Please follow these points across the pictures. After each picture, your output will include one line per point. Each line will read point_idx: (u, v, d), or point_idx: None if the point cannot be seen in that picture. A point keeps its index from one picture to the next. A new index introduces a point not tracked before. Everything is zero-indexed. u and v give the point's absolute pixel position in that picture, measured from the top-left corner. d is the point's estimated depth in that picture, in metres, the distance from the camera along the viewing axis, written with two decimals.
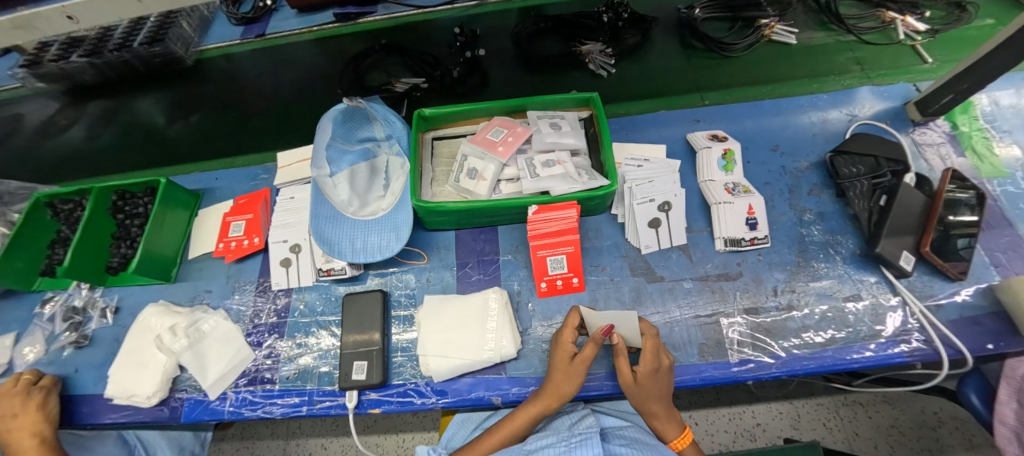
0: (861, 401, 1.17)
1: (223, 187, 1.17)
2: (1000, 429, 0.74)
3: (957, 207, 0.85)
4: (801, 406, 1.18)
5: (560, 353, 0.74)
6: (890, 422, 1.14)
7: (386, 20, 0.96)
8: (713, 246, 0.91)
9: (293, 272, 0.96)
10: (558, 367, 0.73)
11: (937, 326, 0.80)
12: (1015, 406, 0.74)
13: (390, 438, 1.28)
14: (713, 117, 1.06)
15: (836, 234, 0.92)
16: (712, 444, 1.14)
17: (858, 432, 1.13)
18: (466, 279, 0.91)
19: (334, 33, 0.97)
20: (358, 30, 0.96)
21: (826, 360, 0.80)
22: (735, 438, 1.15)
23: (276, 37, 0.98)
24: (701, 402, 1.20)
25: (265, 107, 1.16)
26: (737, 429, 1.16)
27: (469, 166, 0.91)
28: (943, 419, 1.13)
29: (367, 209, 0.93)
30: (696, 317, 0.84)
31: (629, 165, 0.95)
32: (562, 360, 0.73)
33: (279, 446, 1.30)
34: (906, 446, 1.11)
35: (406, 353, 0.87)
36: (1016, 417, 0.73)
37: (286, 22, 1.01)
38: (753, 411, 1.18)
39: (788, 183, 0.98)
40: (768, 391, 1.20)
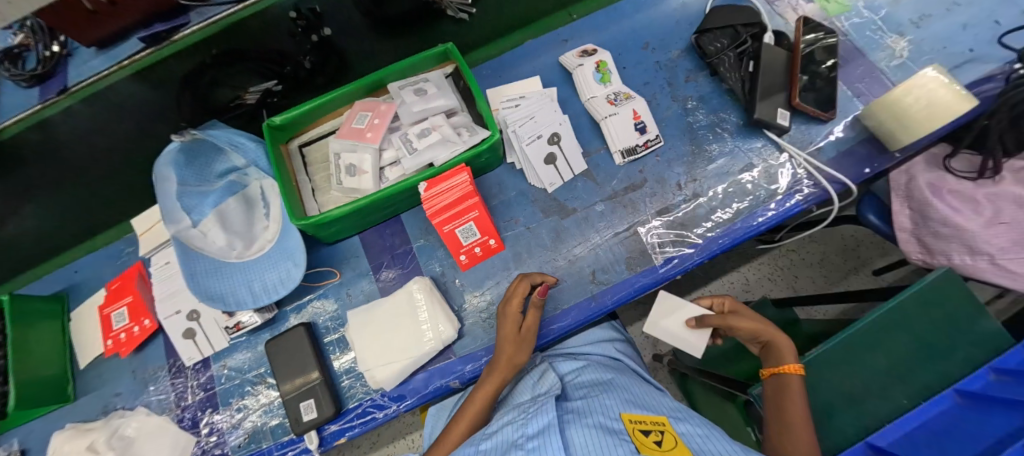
0: (792, 248, 1.27)
1: (88, 278, 1.02)
2: (903, 236, 0.85)
3: (814, 53, 0.91)
4: (747, 269, 1.27)
5: (507, 324, 0.73)
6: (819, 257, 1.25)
7: (208, 26, 0.78)
8: (612, 162, 0.91)
9: (201, 339, 0.87)
10: (507, 338, 0.72)
11: (822, 168, 0.86)
12: (909, 213, 0.85)
13: (397, 444, 1.21)
14: (580, 32, 1.03)
15: (719, 112, 0.94)
16: None
17: (796, 276, 1.25)
18: (387, 280, 0.86)
19: (151, 60, 0.78)
20: (177, 49, 0.79)
21: (738, 232, 0.84)
22: None
23: (87, 85, 0.78)
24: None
25: (99, 173, 0.99)
26: None
27: (345, 163, 0.84)
28: (861, 239, 1.26)
29: (253, 247, 0.84)
30: (616, 235, 0.85)
31: (507, 108, 0.91)
32: (512, 330, 0.72)
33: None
34: (837, 272, 1.25)
35: (352, 375, 0.82)
36: (910, 221, 0.84)
37: (87, 66, 0.84)
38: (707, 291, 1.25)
39: (665, 77, 0.98)
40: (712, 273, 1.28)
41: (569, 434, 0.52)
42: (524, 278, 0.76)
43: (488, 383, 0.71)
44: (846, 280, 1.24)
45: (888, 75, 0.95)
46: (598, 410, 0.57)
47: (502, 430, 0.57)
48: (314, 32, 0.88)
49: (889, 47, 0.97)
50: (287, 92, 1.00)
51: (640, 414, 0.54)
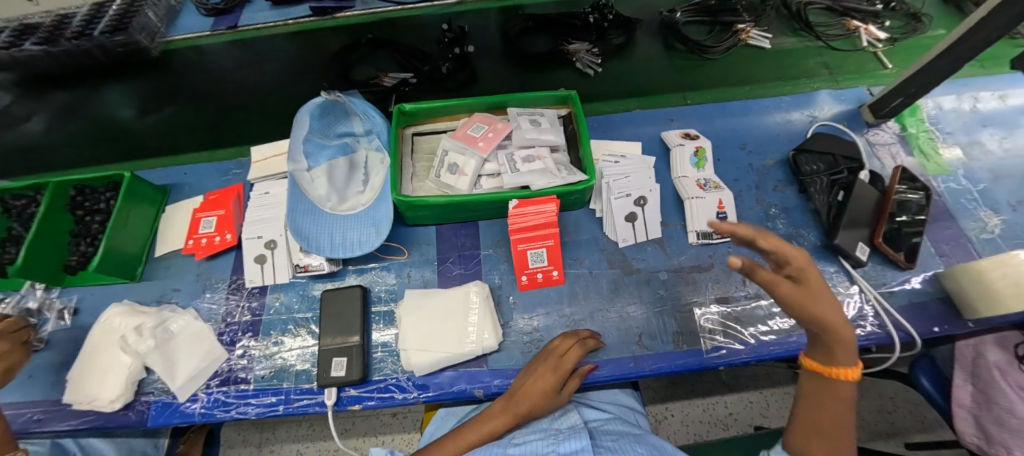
0: None
1: (193, 183, 1.14)
2: (959, 411, 0.81)
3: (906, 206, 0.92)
4: (769, 395, 1.23)
5: (542, 378, 0.73)
6: None
7: (363, 16, 0.95)
8: (685, 239, 0.94)
9: (269, 267, 0.94)
10: (543, 378, 0.73)
11: (890, 312, 0.86)
12: (971, 389, 0.81)
13: (368, 441, 1.28)
14: (687, 116, 1.10)
15: (799, 227, 0.97)
16: (685, 435, 1.18)
17: None
18: (448, 274, 0.91)
19: (311, 27, 0.96)
20: (336, 24, 0.95)
21: (792, 345, 0.84)
22: (709, 428, 1.19)
23: (252, 30, 0.97)
24: (676, 395, 1.24)
25: (237, 100, 1.12)
26: (711, 419, 1.21)
27: (450, 161, 0.92)
28: (897, 403, 1.21)
29: (346, 204, 0.92)
30: (670, 306, 0.87)
31: (607, 162, 0.98)
32: (547, 385, 0.72)
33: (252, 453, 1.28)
34: (862, 429, 1.18)
35: (387, 349, 0.86)
36: (971, 398, 0.80)
37: (258, 14, 1.01)
38: (724, 402, 1.23)
39: (756, 180, 1.02)
40: (738, 383, 1.25)
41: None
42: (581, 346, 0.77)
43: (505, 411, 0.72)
44: (875, 442, 1.16)
45: (975, 246, 0.95)
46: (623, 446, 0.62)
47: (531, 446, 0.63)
48: (458, 44, 1.01)
49: (981, 220, 0.98)
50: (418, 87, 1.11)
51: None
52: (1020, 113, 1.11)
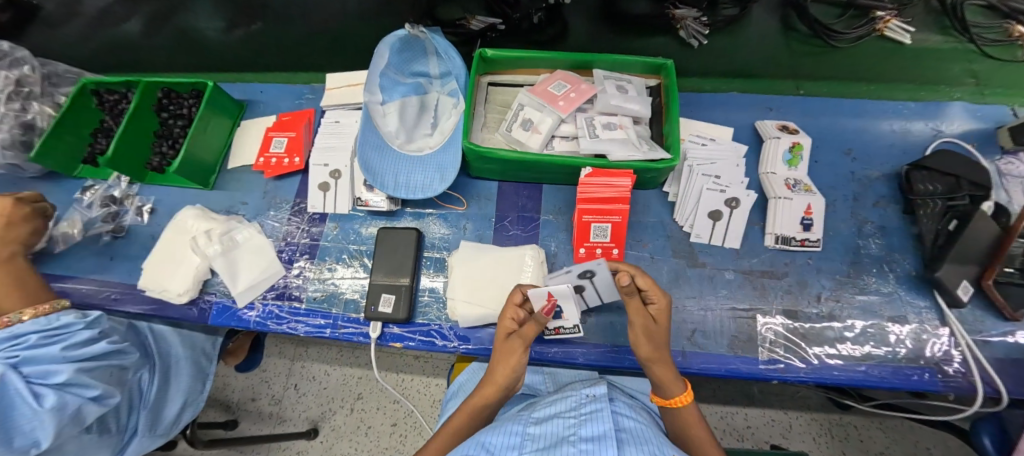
0: (854, 423, 1.17)
1: (268, 101, 1.16)
2: None
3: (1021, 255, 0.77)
4: (796, 417, 1.18)
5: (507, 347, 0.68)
6: (879, 448, 1.14)
7: None
8: (761, 241, 0.86)
9: (331, 196, 0.96)
10: (499, 360, 0.69)
11: (982, 361, 0.76)
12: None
13: (391, 376, 1.39)
14: (789, 108, 0.98)
15: (894, 251, 0.87)
16: None
17: (845, 451, 1.15)
18: (504, 232, 0.89)
19: None
20: None
21: (856, 374, 0.77)
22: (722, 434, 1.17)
23: None
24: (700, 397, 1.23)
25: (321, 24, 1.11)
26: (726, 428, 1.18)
27: (524, 116, 0.88)
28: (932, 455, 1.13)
29: (413, 145, 0.91)
30: (731, 310, 0.82)
31: (693, 143, 0.90)
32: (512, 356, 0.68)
33: (284, 365, 1.46)
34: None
35: (434, 296, 0.86)
36: None
37: None
38: (747, 414, 1.19)
39: (854, 191, 0.92)
40: (767, 399, 1.21)
41: (622, 450, 0.52)
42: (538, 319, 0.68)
43: (466, 407, 0.69)
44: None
45: None
46: (651, 438, 0.57)
47: (555, 421, 0.59)
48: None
49: None
50: (505, 35, 1.04)
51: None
52: None
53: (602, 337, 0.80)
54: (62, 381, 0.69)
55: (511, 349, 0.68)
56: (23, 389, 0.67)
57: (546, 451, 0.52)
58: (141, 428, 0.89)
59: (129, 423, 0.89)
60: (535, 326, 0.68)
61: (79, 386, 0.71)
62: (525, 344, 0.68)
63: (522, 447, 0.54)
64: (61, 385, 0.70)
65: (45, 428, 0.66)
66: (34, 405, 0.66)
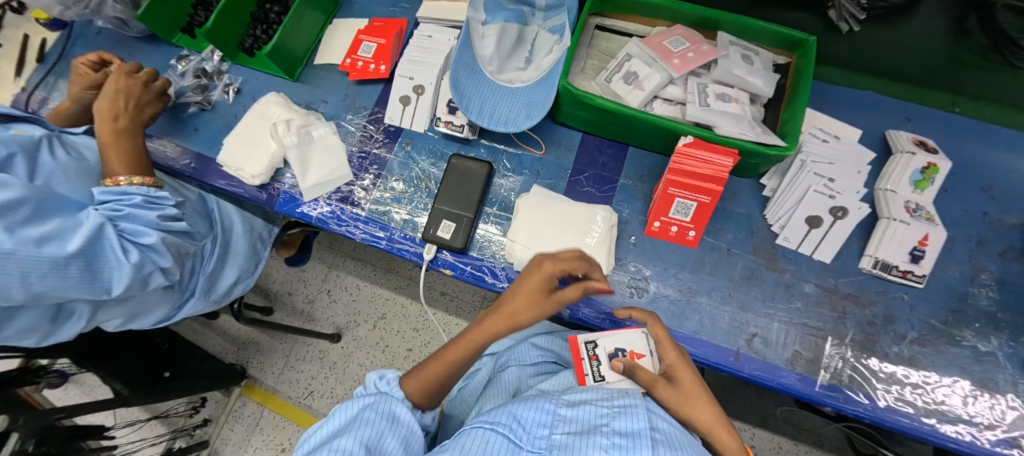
0: None
1: (363, 3, 1.12)
2: None
3: None
4: (804, 451, 1.18)
5: (532, 280, 0.64)
6: None
7: None
8: (856, 261, 0.78)
9: (410, 112, 0.94)
10: (525, 300, 0.63)
11: None
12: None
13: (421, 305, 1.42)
14: (929, 125, 0.86)
15: (1009, 310, 0.76)
16: None
17: None
18: (577, 188, 0.85)
19: None
20: None
21: (920, 424, 0.70)
22: None
23: None
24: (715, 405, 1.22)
25: None
26: None
27: (630, 68, 0.82)
28: None
29: (505, 75, 0.86)
30: (800, 325, 0.75)
31: (812, 137, 0.80)
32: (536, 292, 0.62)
33: (320, 269, 1.52)
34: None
35: (492, 234, 0.84)
36: None
37: None
38: (754, 433, 1.20)
39: (981, 233, 0.80)
40: (779, 426, 1.20)
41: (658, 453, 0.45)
42: (584, 284, 0.63)
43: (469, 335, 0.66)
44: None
45: None
46: (690, 446, 0.49)
47: (586, 406, 0.52)
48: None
49: None
50: None
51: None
52: None
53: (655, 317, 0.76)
54: (150, 243, 0.74)
55: (546, 302, 0.62)
56: (115, 242, 0.71)
57: (576, 440, 0.46)
58: (199, 291, 0.96)
59: (190, 284, 0.96)
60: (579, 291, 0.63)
61: (159, 252, 0.76)
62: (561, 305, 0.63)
63: (553, 428, 0.49)
64: (146, 247, 0.74)
65: (121, 278, 0.72)
66: (120, 257, 0.71)
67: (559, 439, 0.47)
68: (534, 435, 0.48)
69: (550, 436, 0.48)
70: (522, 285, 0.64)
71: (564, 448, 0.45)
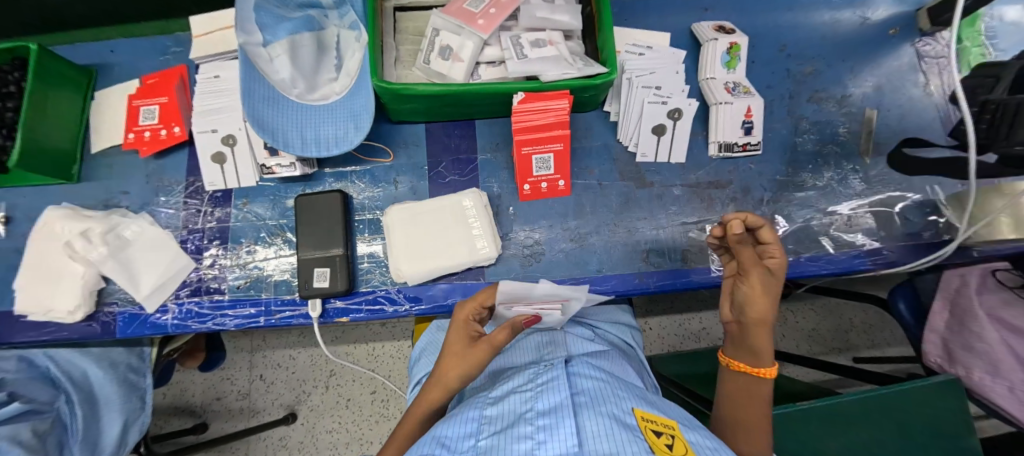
0: (793, 309, 1.33)
1: (124, 63, 0.93)
2: (930, 335, 0.87)
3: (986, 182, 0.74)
4: None
5: (457, 334, 0.64)
6: (812, 326, 1.31)
7: None
8: (705, 152, 0.84)
9: (230, 169, 0.81)
10: (452, 359, 0.61)
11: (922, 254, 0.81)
12: (947, 316, 0.86)
13: (359, 347, 1.33)
14: (724, 8, 0.93)
15: (827, 144, 0.88)
16: (660, 346, 1.29)
17: (786, 334, 1.31)
18: (440, 181, 0.81)
19: None
20: None
21: (796, 266, 0.80)
22: (681, 340, 1.30)
23: None
24: (658, 310, 1.32)
25: None
26: (685, 333, 1.30)
27: (442, 43, 0.77)
28: (855, 324, 1.32)
29: (316, 93, 0.77)
30: (681, 225, 0.81)
31: (630, 53, 0.83)
32: (459, 342, 0.62)
33: (244, 358, 1.34)
34: (822, 344, 1.30)
35: (374, 260, 0.78)
36: (943, 325, 0.86)
37: None
38: (700, 318, 1.31)
39: (790, 88, 0.90)
40: (718, 302, 1.33)
41: (580, 417, 0.45)
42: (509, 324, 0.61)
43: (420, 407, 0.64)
44: (826, 356, 1.29)
45: None
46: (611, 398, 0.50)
47: (510, 398, 0.50)
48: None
49: None
50: None
51: (650, 409, 0.51)
52: None
53: (557, 273, 0.77)
54: None
55: (472, 352, 0.60)
56: None
57: (500, 433, 0.44)
58: None
59: None
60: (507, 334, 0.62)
61: None
62: (491, 350, 0.61)
63: (479, 434, 0.45)
64: None
65: None
66: None
67: (484, 442, 0.43)
68: (460, 449, 0.43)
69: (476, 444, 0.43)
70: (448, 345, 0.64)
71: (489, 450, 0.41)
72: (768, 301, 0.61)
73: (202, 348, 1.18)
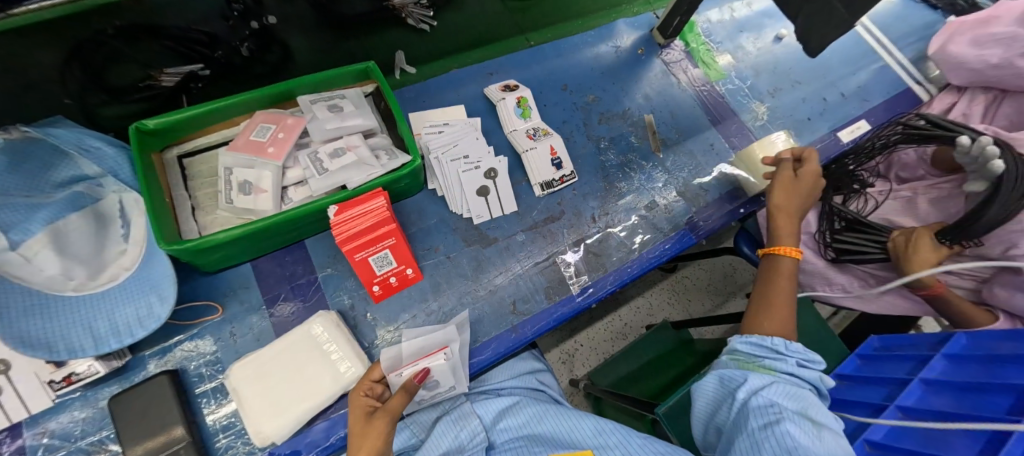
0: (687, 274, 1.46)
1: None
2: None
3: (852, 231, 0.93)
4: (652, 295, 1.43)
5: (355, 414, 0.62)
6: (707, 281, 1.46)
7: None
8: (532, 194, 0.91)
9: (9, 400, 0.65)
10: (357, 440, 0.58)
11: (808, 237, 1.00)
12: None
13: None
14: (505, 69, 1.05)
15: (627, 154, 1.01)
16: (597, 356, 1.34)
17: (691, 297, 1.44)
18: (284, 314, 0.76)
19: None
20: None
21: (645, 260, 0.89)
22: (613, 342, 1.36)
23: None
24: (581, 326, 1.37)
25: None
26: (612, 334, 1.37)
27: (238, 180, 0.74)
28: (738, 267, 1.49)
29: (100, 277, 0.67)
30: (535, 266, 0.85)
31: (429, 134, 0.90)
32: (361, 417, 0.61)
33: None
34: (721, 294, 1.45)
35: (232, 431, 0.69)
36: None
37: None
38: (620, 315, 1.39)
39: (582, 117, 1.04)
40: (626, 296, 1.42)
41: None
42: (402, 387, 0.63)
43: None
44: (727, 302, 1.44)
45: (754, 133, 1.09)
46: None
47: None
48: (255, 18, 0.77)
49: (754, 111, 1.12)
50: (212, 81, 0.83)
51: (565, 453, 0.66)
52: (764, 14, 1.24)
53: None
54: None
55: (375, 423, 0.59)
56: None
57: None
58: None
59: None
60: (402, 396, 0.63)
61: None
62: (391, 418, 0.60)
63: None
64: None
65: None
66: None
67: None
68: None
69: None
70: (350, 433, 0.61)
71: None
72: (792, 195, 0.80)
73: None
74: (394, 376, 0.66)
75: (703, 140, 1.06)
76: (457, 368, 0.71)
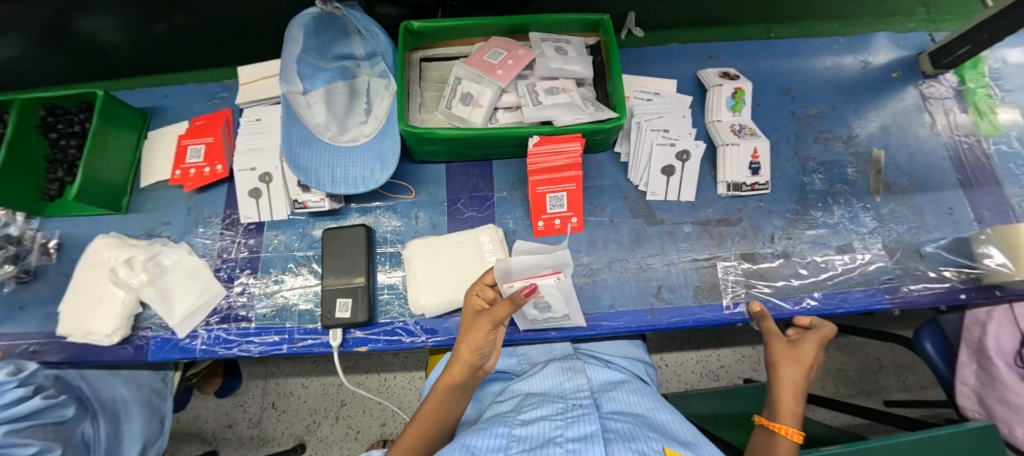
0: None
1: (177, 106, 0.99)
2: (962, 388, 0.79)
3: None
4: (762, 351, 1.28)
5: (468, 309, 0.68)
6: (838, 366, 1.24)
7: None
8: (714, 190, 0.87)
9: (264, 202, 0.86)
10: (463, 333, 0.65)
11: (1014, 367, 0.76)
12: (975, 368, 0.78)
13: (371, 378, 1.22)
14: (727, 55, 0.99)
15: (836, 183, 0.90)
16: (678, 383, 1.26)
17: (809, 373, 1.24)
18: (458, 216, 0.86)
19: None
20: None
21: (817, 302, 0.80)
22: (700, 378, 1.27)
23: None
24: (673, 347, 1.31)
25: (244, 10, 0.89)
26: (702, 370, 1.28)
27: (463, 90, 0.83)
28: (884, 364, 1.25)
29: (347, 135, 0.83)
30: (692, 262, 0.83)
31: (638, 99, 0.90)
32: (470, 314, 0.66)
33: (259, 387, 1.22)
34: (849, 387, 1.22)
35: (393, 292, 0.82)
36: (976, 377, 0.77)
37: None
38: (718, 354, 1.29)
39: (796, 129, 0.94)
40: (733, 339, 1.30)
41: (609, 449, 0.51)
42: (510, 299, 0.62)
43: (440, 388, 0.65)
44: (855, 399, 1.21)
45: (1017, 213, 0.87)
46: (636, 438, 0.55)
47: (539, 423, 0.56)
48: None
49: None
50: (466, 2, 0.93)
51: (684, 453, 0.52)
52: None
53: None
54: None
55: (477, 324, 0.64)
56: None
57: (534, 451, 0.50)
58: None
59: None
60: (507, 306, 0.61)
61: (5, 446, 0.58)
62: (492, 322, 0.62)
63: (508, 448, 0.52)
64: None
65: None
66: None
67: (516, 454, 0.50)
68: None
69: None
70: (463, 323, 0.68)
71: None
72: (800, 369, 0.65)
73: (221, 372, 1.15)
74: (506, 286, 0.63)
75: (940, 198, 0.89)
76: (565, 295, 0.66)
